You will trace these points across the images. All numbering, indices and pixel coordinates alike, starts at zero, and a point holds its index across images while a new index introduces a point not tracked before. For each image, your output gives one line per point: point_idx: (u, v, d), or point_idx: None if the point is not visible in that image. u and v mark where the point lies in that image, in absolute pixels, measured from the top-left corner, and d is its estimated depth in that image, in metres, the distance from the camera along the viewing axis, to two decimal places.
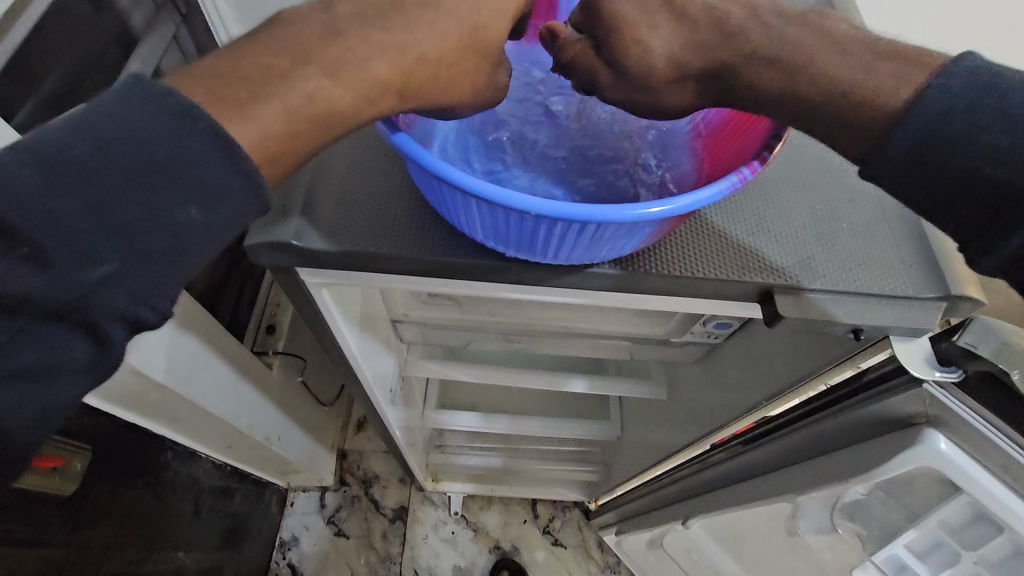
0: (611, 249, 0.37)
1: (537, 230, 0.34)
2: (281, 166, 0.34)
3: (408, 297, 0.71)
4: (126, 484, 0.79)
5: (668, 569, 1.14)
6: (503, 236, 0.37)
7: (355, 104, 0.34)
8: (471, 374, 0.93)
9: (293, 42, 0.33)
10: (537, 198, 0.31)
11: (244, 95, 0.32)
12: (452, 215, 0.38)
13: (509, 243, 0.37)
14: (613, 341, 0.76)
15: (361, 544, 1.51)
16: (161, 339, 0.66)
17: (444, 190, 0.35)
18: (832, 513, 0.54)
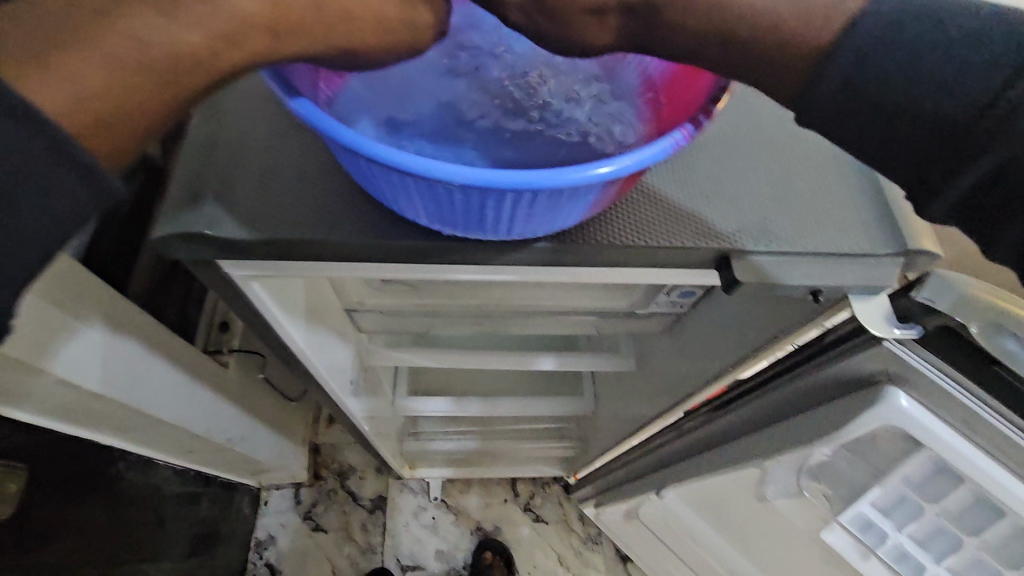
0: (555, 222, 0.34)
1: (469, 205, 0.32)
2: (120, 130, 0.30)
3: (360, 284, 0.67)
4: (75, 500, 0.75)
5: (647, 537, 1.15)
6: (435, 214, 0.34)
7: (206, 48, 0.30)
8: (436, 360, 0.90)
9: (179, 1, 0.30)
10: (460, 167, 0.28)
11: (51, 45, 0.28)
12: (377, 193, 0.34)
13: (443, 221, 0.34)
14: (578, 316, 0.74)
15: (340, 536, 1.49)
16: (92, 346, 0.61)
17: (358, 162, 0.32)
18: (798, 475, 0.53)
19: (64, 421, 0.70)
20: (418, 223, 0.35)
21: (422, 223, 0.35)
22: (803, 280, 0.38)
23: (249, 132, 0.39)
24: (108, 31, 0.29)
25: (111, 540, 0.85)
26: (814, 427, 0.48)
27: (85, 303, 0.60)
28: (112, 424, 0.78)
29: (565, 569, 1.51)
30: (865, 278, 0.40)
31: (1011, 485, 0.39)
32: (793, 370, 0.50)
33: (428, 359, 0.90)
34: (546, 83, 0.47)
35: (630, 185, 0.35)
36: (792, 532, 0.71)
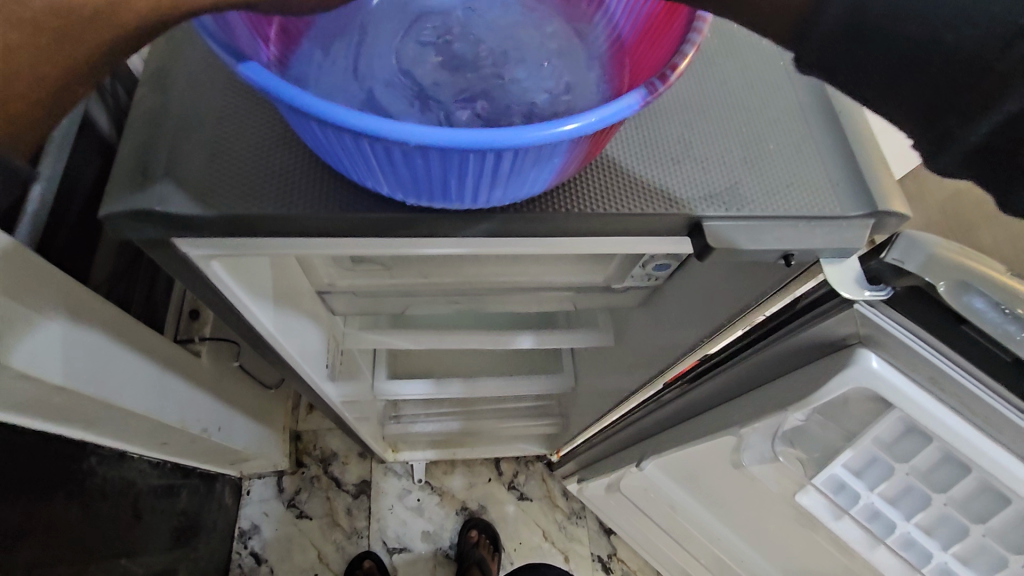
0: (522, 189, 0.33)
1: (431, 171, 0.30)
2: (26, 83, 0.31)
3: (330, 265, 0.66)
4: (42, 500, 0.73)
5: (629, 510, 1.16)
6: (398, 183, 0.32)
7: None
8: (413, 341, 0.89)
9: None
10: (417, 126, 0.27)
11: None
12: (334, 162, 0.33)
13: (407, 189, 0.33)
14: (555, 292, 0.74)
15: (325, 523, 1.48)
16: (51, 337, 0.59)
17: (310, 127, 0.30)
18: (774, 441, 0.54)
19: (26, 416, 0.67)
20: (382, 194, 0.34)
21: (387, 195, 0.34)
22: (776, 244, 0.38)
23: (198, 103, 0.37)
24: None
25: (84, 537, 0.83)
26: (790, 391, 0.48)
27: (39, 292, 0.57)
28: (83, 421, 0.76)
29: (550, 544, 1.53)
30: (838, 241, 0.39)
31: (980, 442, 0.40)
32: (769, 336, 0.50)
33: (405, 341, 0.88)
34: (509, 41, 0.44)
35: (600, 149, 0.34)
36: (768, 498, 0.73)
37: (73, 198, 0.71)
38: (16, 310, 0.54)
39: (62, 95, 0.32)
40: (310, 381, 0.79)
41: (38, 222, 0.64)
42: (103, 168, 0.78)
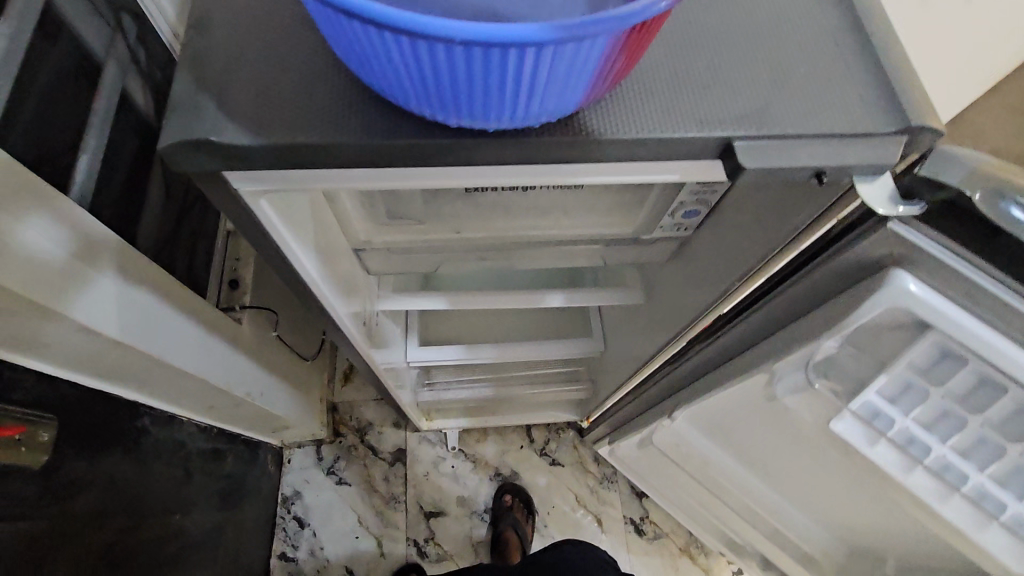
0: (559, 98, 0.34)
1: (471, 76, 0.31)
2: None
3: (367, 221, 0.67)
4: (103, 455, 0.78)
5: (661, 468, 1.18)
6: (440, 96, 0.33)
7: None
8: (445, 301, 0.91)
9: None
10: (459, 22, 0.27)
11: None
12: (373, 80, 0.35)
13: (448, 104, 0.34)
14: (583, 245, 0.75)
15: (364, 489, 1.54)
16: (107, 293, 0.63)
17: (353, 34, 0.31)
18: (806, 370, 0.55)
19: (84, 374, 0.72)
20: (421, 112, 0.35)
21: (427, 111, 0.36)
22: (806, 162, 0.38)
23: (240, 44, 0.38)
24: None
25: (143, 492, 0.88)
26: (826, 319, 0.49)
27: (93, 250, 0.60)
28: (138, 382, 0.81)
29: (583, 507, 1.56)
30: (874, 157, 0.39)
31: (1017, 356, 0.40)
32: (806, 268, 0.50)
33: (439, 302, 0.90)
34: None
35: (634, 57, 0.34)
36: (800, 443, 0.74)
37: (111, 171, 0.76)
38: (76, 267, 0.58)
39: None
40: (351, 341, 0.82)
41: (87, 190, 0.69)
42: (139, 144, 0.83)
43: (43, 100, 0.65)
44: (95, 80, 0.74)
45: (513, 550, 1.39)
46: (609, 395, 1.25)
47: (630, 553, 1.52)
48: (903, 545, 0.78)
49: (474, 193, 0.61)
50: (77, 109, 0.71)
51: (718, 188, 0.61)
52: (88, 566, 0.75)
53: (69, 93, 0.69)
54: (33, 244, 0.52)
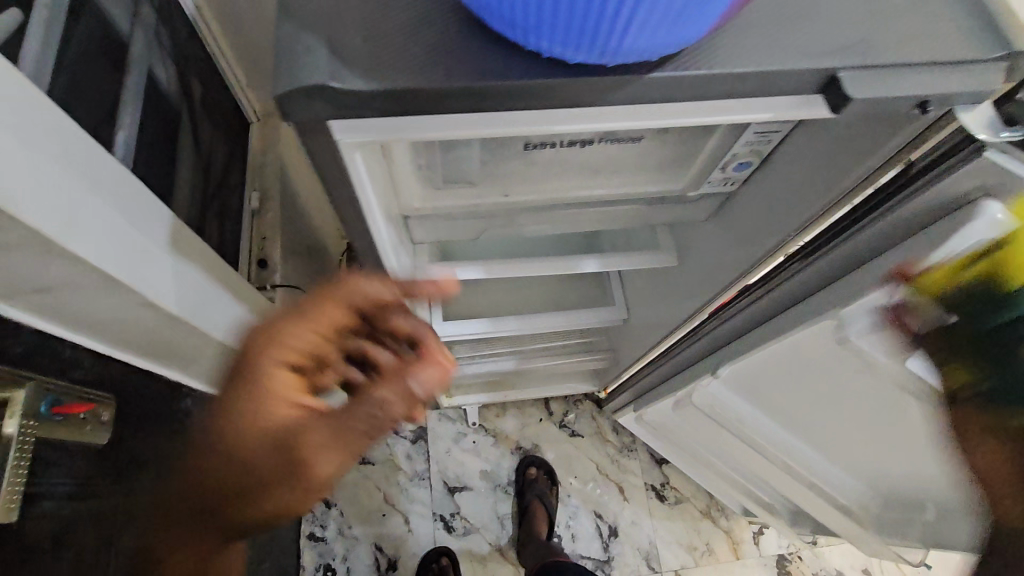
0: (689, 31, 0.35)
1: (617, 8, 0.32)
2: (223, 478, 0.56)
3: (418, 185, 0.66)
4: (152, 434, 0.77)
5: (690, 430, 1.20)
6: (570, 29, 0.34)
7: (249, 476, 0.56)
8: (482, 270, 0.90)
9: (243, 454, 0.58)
10: None
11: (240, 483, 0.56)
12: (502, 27, 0.36)
13: (576, 37, 0.34)
14: (628, 206, 0.74)
15: (388, 467, 1.54)
16: (163, 267, 0.62)
17: None
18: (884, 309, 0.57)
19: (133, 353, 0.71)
20: (555, 56, 0.37)
21: (562, 56, 0.37)
22: (900, 93, 0.39)
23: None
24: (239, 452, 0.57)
25: None
26: (915, 257, 0.51)
27: (145, 222, 0.59)
28: (184, 361, 0.80)
29: (604, 476, 1.58)
30: (970, 85, 0.40)
31: None
32: (893, 205, 0.53)
33: (475, 272, 0.90)
34: None
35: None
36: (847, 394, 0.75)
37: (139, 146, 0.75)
38: (138, 238, 0.57)
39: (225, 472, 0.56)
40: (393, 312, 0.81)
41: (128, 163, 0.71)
42: (165, 122, 0.85)
43: (73, 71, 0.64)
44: (122, 58, 0.75)
45: (539, 521, 1.43)
46: (635, 362, 1.26)
47: (653, 519, 1.55)
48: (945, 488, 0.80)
49: (531, 151, 0.61)
50: (102, 82, 0.70)
51: (775, 137, 0.61)
52: None
53: (95, 65, 0.69)
54: (101, 211, 0.51)
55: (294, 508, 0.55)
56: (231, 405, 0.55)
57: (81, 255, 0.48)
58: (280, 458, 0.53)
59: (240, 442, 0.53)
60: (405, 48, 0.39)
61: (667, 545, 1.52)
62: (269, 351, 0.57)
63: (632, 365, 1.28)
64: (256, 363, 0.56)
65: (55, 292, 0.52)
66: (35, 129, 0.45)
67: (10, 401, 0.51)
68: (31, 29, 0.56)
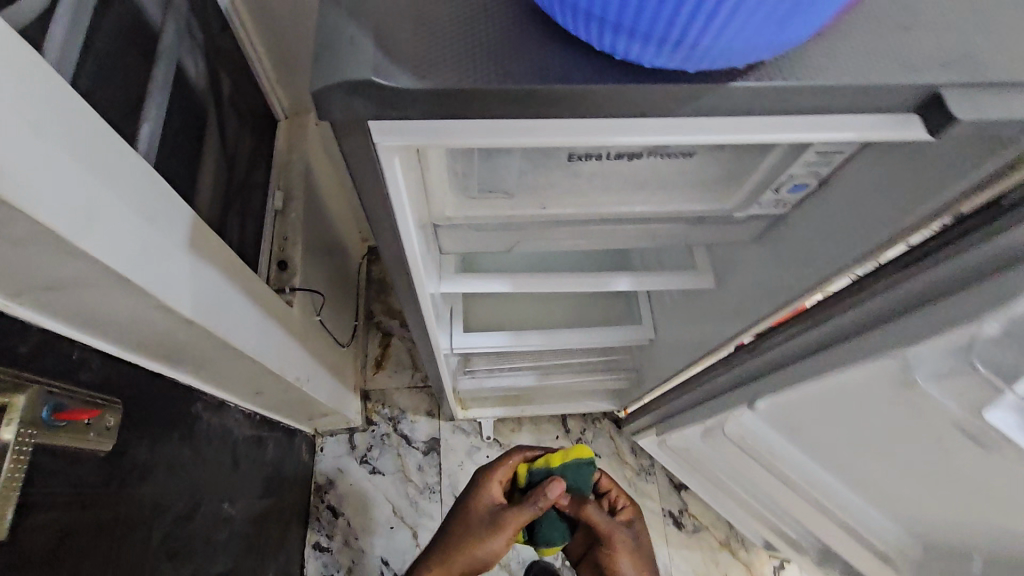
0: (803, 26, 0.32)
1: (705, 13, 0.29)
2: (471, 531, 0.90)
3: (451, 194, 0.63)
4: (160, 439, 0.75)
5: (719, 460, 1.14)
6: (649, 34, 0.32)
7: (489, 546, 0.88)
8: (509, 283, 0.86)
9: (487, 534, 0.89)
10: None
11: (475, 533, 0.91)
12: (572, 22, 0.34)
13: (654, 41, 0.32)
14: (668, 224, 0.70)
15: (398, 478, 1.50)
16: (180, 269, 0.59)
17: None
18: (970, 350, 0.52)
19: (141, 355, 0.69)
20: (631, 59, 0.35)
21: (638, 60, 0.35)
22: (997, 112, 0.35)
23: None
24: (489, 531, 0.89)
25: (196, 478, 0.86)
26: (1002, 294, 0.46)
27: (165, 222, 0.57)
28: (194, 365, 0.77)
29: None
30: None
31: None
32: (974, 235, 0.48)
33: (502, 285, 0.86)
34: None
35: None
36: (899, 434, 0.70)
37: (162, 142, 0.73)
38: (154, 235, 0.55)
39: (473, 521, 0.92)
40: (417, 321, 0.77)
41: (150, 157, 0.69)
42: (193, 116, 0.83)
43: (101, 60, 0.63)
44: (155, 50, 0.74)
45: None
46: (660, 383, 1.21)
47: (669, 548, 1.48)
48: (1002, 541, 0.73)
49: (576, 162, 0.58)
50: (130, 75, 0.69)
51: (837, 159, 0.58)
52: (144, 554, 0.72)
53: (124, 56, 0.67)
54: (115, 209, 0.49)
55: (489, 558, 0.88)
56: (467, 494, 0.95)
57: (93, 253, 0.46)
58: (489, 524, 0.88)
59: (469, 510, 0.91)
60: (455, 43, 0.36)
61: (684, 575, 1.45)
62: (491, 468, 0.95)
63: (658, 386, 1.23)
64: (483, 474, 0.96)
65: (65, 291, 0.50)
66: (59, 121, 0.43)
67: (10, 406, 0.49)
68: (59, 14, 0.54)
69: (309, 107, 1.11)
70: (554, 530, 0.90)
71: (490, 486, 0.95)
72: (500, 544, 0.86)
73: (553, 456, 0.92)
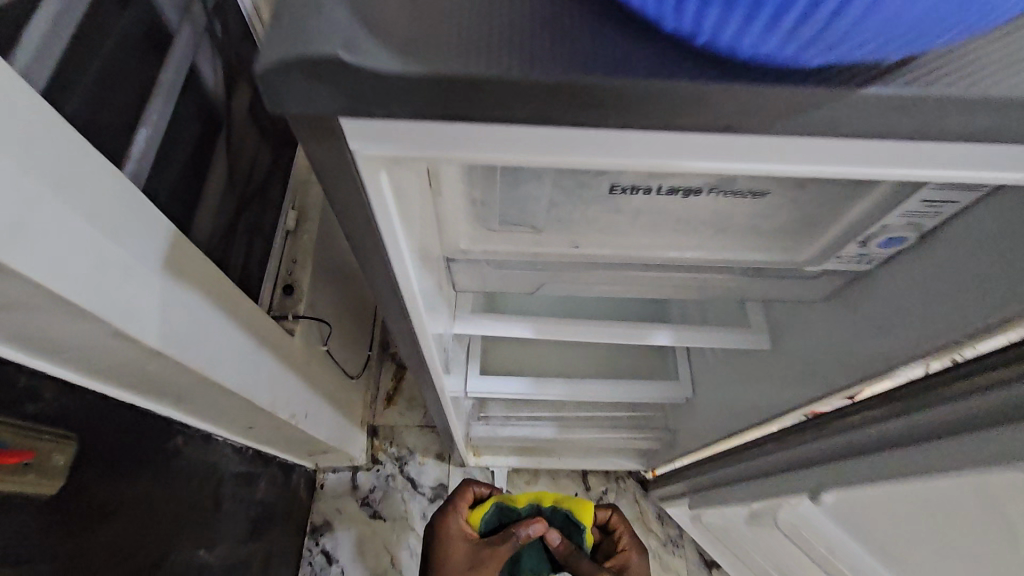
0: (988, 4, 0.23)
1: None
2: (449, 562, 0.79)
3: (467, 225, 0.54)
4: (130, 477, 0.67)
5: (768, 545, 0.99)
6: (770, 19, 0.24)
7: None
8: (532, 329, 0.76)
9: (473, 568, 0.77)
10: None
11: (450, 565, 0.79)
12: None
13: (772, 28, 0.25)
14: (721, 275, 0.60)
15: (400, 525, 1.38)
16: (150, 293, 0.51)
17: None
18: None
19: (111, 384, 0.61)
20: (722, 46, 0.27)
21: (730, 48, 0.27)
22: None
23: None
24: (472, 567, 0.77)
25: (170, 522, 0.77)
26: None
27: (136, 237, 0.50)
28: (173, 396, 0.69)
29: None
30: None
31: None
32: None
33: (524, 330, 0.76)
34: None
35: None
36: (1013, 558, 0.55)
37: (162, 150, 0.68)
38: (122, 255, 0.47)
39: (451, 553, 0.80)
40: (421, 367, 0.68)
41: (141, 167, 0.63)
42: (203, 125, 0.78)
43: (94, 57, 0.58)
44: (164, 54, 0.70)
45: None
46: (697, 447, 1.07)
47: None
48: None
49: (618, 195, 0.47)
50: (129, 78, 0.63)
51: (949, 208, 0.46)
52: None
53: (126, 57, 0.63)
54: (64, 219, 0.42)
55: None
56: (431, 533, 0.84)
57: (26, 272, 0.38)
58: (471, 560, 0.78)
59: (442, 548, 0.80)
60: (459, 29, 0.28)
61: None
62: (451, 505, 0.87)
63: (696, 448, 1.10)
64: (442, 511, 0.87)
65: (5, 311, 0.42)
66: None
67: None
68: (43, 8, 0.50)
69: None
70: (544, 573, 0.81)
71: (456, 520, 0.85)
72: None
73: (545, 495, 0.86)
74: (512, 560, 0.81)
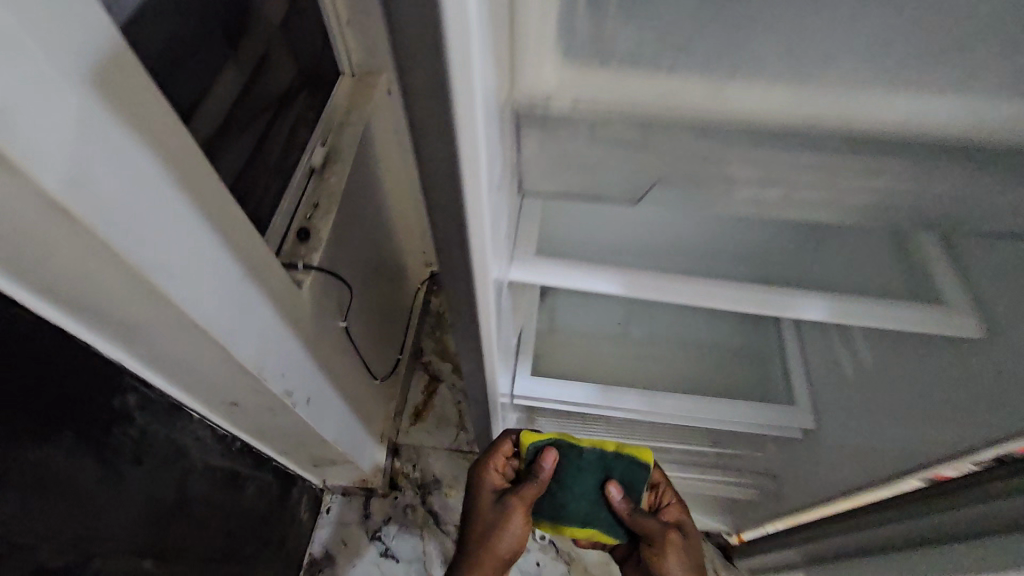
0: None
1: None
2: (482, 526, 0.74)
3: (556, 43, 0.34)
4: (34, 431, 0.47)
5: None
6: None
7: (509, 547, 0.73)
8: (619, 284, 0.53)
9: (500, 538, 0.72)
10: None
11: (483, 527, 0.75)
12: None
13: None
14: (961, 169, 0.36)
15: (416, 569, 1.13)
16: (57, 108, 0.33)
17: None
18: None
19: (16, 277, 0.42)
20: None
21: None
22: None
23: None
24: (500, 537, 0.72)
25: (97, 515, 0.56)
26: None
27: (48, 13, 0.32)
28: (114, 324, 0.49)
29: None
30: None
31: None
32: None
33: (608, 285, 0.53)
34: None
35: None
36: None
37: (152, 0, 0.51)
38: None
39: (485, 516, 0.75)
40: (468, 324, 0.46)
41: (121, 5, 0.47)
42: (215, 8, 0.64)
43: None
44: None
45: None
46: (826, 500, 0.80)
47: None
48: None
49: None
50: None
51: None
52: None
53: None
54: None
55: (510, 552, 0.74)
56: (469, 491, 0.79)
57: None
58: (496, 523, 0.73)
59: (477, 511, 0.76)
60: None
61: None
62: (485, 466, 0.78)
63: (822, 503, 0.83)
64: (478, 471, 0.79)
65: None
66: None
67: None
68: None
69: (382, 64, 0.90)
70: (593, 517, 0.71)
71: (489, 477, 0.78)
72: (518, 527, 0.72)
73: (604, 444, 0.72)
74: (556, 504, 0.72)
